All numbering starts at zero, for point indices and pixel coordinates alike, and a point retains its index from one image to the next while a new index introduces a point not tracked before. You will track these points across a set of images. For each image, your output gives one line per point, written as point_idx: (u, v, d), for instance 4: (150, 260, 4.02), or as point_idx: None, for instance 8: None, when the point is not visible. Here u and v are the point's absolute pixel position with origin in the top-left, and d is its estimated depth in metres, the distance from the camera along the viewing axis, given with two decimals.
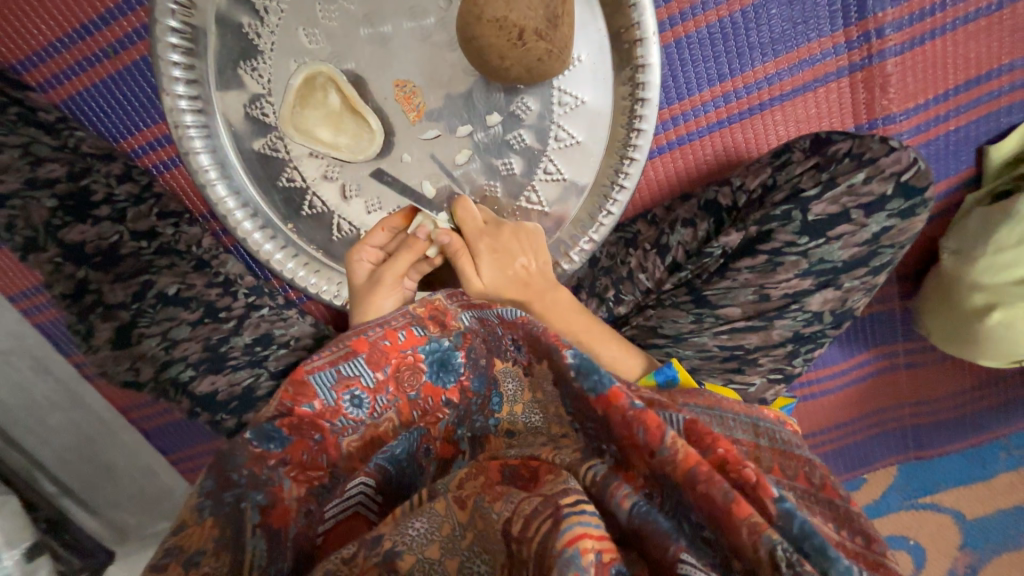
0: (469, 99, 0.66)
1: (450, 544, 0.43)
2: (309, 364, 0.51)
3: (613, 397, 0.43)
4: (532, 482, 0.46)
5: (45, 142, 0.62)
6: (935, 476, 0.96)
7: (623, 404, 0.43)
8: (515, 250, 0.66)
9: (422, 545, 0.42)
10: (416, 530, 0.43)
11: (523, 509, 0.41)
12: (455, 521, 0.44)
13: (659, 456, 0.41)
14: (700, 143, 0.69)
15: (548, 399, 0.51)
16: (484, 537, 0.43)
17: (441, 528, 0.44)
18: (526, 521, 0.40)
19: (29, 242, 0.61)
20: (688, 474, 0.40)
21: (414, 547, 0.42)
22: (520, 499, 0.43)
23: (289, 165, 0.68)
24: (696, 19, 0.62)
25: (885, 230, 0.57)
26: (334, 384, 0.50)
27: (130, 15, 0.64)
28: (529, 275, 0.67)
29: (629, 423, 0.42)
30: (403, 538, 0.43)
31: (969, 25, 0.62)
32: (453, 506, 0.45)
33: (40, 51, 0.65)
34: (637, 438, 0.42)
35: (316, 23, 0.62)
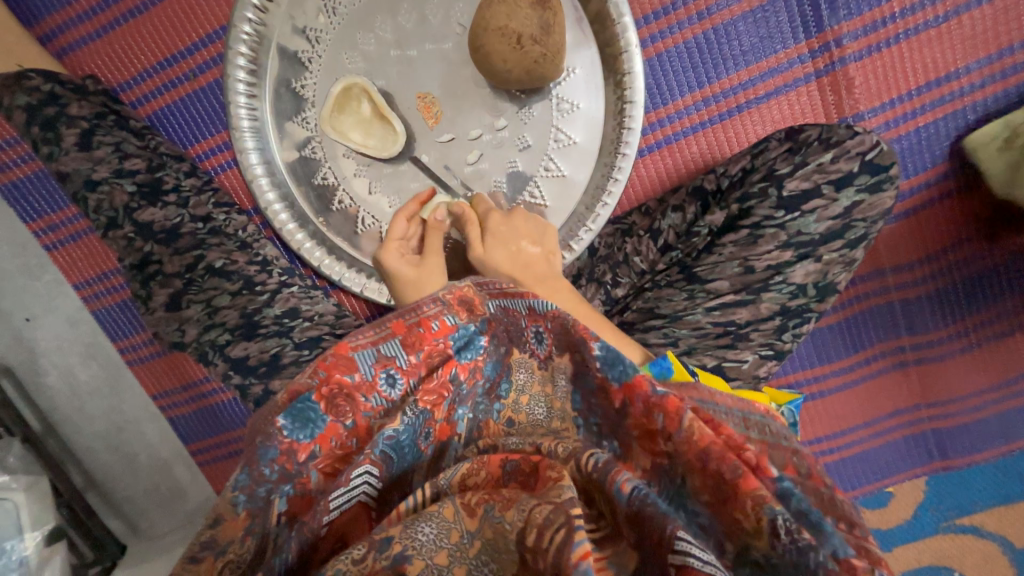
0: (480, 107, 0.76)
1: (460, 551, 0.38)
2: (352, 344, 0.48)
3: (635, 385, 0.44)
4: (535, 478, 0.42)
5: (132, 143, 0.76)
6: (971, 491, 0.89)
7: (644, 391, 0.44)
8: (522, 233, 0.72)
9: (431, 552, 0.37)
10: (425, 535, 0.38)
11: (535, 516, 0.37)
12: (464, 529, 0.39)
13: (673, 438, 0.42)
14: (686, 143, 0.77)
15: (556, 393, 0.50)
16: (494, 546, 0.39)
17: (449, 534, 0.38)
18: (540, 531, 0.36)
19: (110, 220, 0.73)
20: (701, 454, 0.40)
21: (424, 552, 0.38)
22: (531, 506, 0.38)
23: (324, 165, 0.79)
24: (673, 37, 0.73)
25: (855, 205, 0.63)
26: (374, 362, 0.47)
27: (209, 46, 0.79)
28: (534, 257, 0.71)
29: (648, 408, 0.43)
30: (412, 542, 0.38)
31: (921, 34, 0.70)
32: (461, 513, 0.40)
33: (137, 76, 0.81)
34: (653, 424, 0.43)
35: (355, 48, 0.75)
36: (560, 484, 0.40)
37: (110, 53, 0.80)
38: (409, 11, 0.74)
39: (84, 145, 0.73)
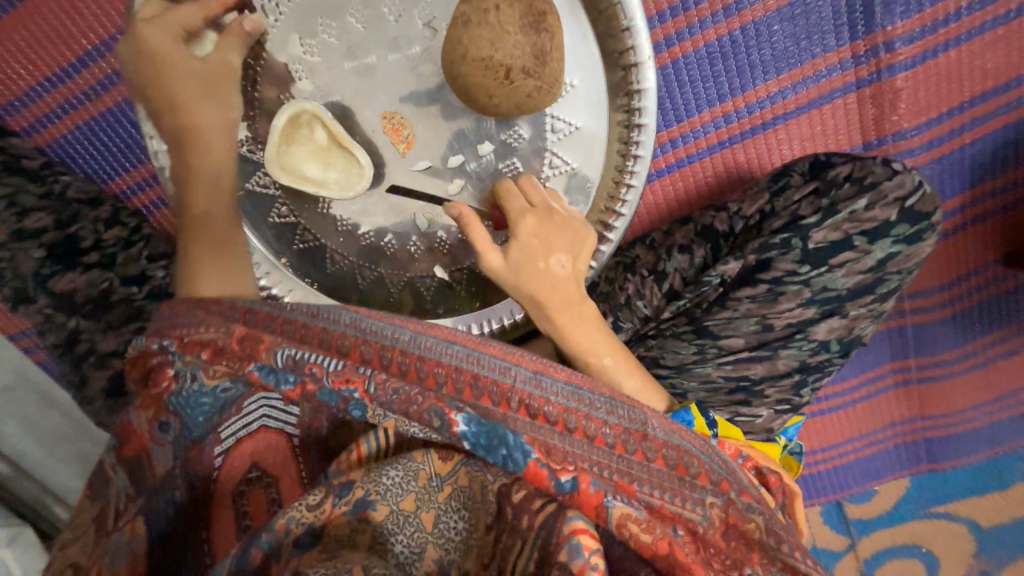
0: (460, 128, 0.64)
1: (426, 496, 0.40)
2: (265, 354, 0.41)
3: (531, 475, 0.38)
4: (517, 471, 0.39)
5: (31, 191, 0.61)
6: (951, 487, 0.93)
7: (545, 485, 0.38)
8: (552, 246, 0.59)
9: (397, 497, 0.39)
10: (391, 480, 0.40)
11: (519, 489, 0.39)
12: (436, 477, 0.41)
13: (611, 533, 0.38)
14: (700, 165, 0.66)
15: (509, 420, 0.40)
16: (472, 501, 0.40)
17: (418, 476, 0.40)
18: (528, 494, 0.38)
19: (18, 291, 0.61)
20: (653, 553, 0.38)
21: (389, 497, 0.39)
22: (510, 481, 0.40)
23: (278, 202, 0.66)
24: (692, 39, 0.60)
25: (891, 257, 0.55)
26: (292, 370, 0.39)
27: (110, 56, 0.62)
28: (561, 277, 0.59)
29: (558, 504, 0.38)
30: (377, 488, 0.39)
31: (985, 34, 0.58)
32: (434, 457, 0.41)
33: (19, 96, 0.63)
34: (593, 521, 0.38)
35: (298, 59, 0.60)
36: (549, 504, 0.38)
37: None
38: (362, 8, 0.58)
39: None
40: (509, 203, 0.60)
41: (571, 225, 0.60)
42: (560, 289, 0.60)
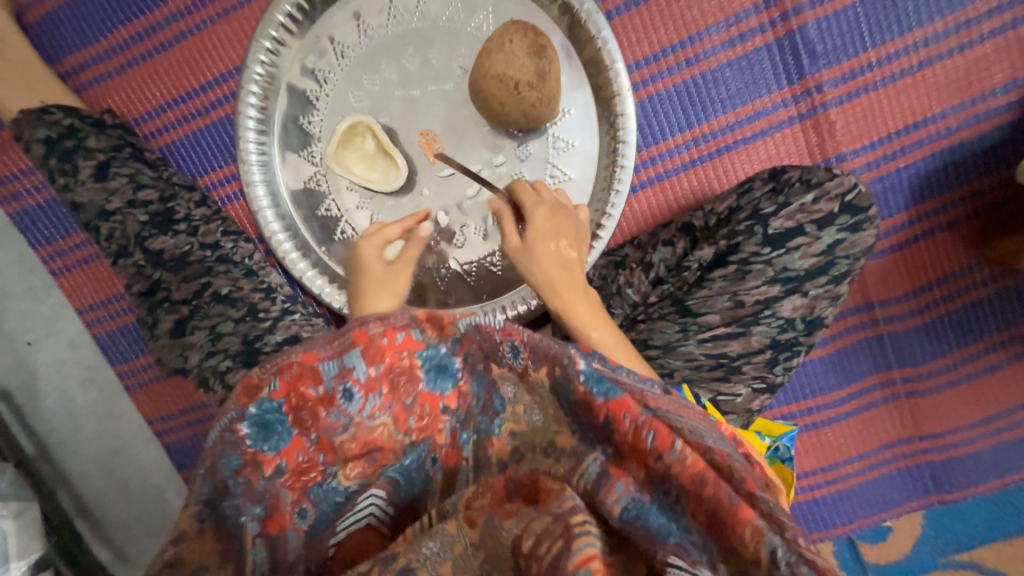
0: (480, 143, 0.80)
1: (462, 562, 0.45)
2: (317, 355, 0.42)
3: (621, 404, 0.39)
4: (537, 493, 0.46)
5: (147, 174, 0.79)
6: (969, 526, 0.87)
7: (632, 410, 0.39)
8: (560, 232, 0.68)
9: (437, 565, 0.45)
10: (430, 549, 0.46)
11: (535, 527, 0.43)
12: (467, 541, 0.46)
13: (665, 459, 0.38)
14: (676, 180, 0.80)
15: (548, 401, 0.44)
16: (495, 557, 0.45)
17: (453, 548, 0.46)
18: (537, 540, 0.42)
19: (121, 248, 0.76)
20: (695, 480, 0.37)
21: (428, 564, 0.45)
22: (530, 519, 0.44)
23: (328, 197, 0.82)
24: (663, 81, 0.77)
25: (838, 242, 0.67)
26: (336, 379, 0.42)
27: (223, 84, 0.83)
28: (572, 261, 0.66)
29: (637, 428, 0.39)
30: (418, 555, 0.45)
31: (896, 82, 0.74)
32: (464, 525, 0.47)
33: (151, 111, 0.85)
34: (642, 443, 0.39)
35: (361, 88, 0.79)
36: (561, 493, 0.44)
37: (128, 89, 0.84)
38: (413, 55, 0.78)
39: (98, 176, 0.76)
40: (525, 198, 0.69)
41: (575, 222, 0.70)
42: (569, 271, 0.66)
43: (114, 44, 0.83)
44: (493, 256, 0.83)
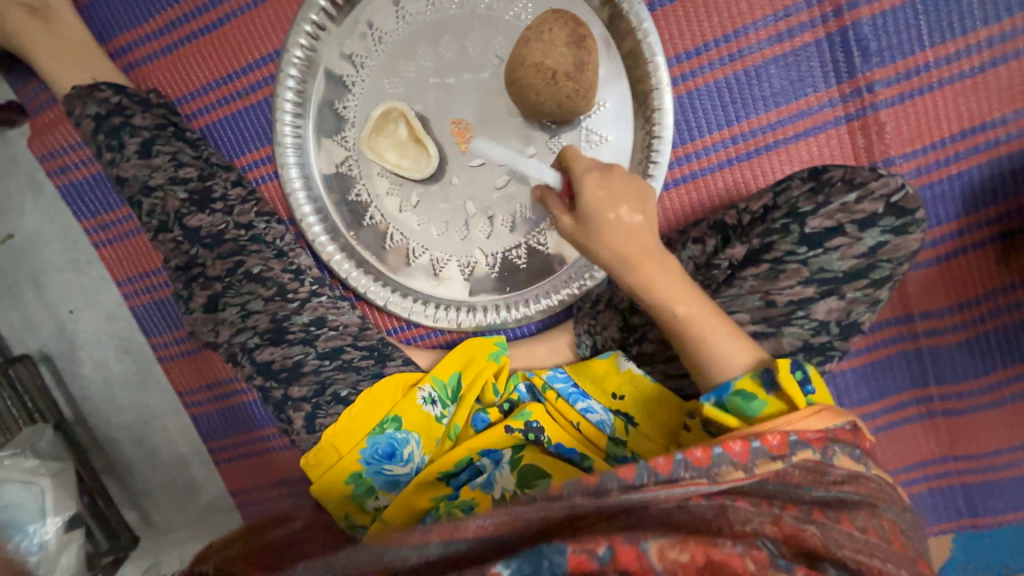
0: (512, 134, 0.79)
1: None
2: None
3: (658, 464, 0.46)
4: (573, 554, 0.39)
5: (187, 153, 0.81)
6: (1002, 555, 0.83)
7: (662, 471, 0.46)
8: (618, 198, 0.58)
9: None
10: None
11: None
12: None
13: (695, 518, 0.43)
14: (711, 179, 0.78)
15: None
16: None
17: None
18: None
19: (161, 224, 0.78)
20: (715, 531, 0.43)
21: None
22: None
23: (358, 182, 0.83)
24: (704, 76, 0.75)
25: (881, 245, 0.63)
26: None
27: (263, 67, 0.85)
28: (638, 227, 0.57)
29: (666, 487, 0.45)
30: None
31: (954, 84, 0.70)
32: None
33: (193, 92, 0.87)
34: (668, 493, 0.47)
35: (397, 74, 0.79)
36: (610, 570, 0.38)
37: (174, 70, 0.87)
38: (450, 42, 0.78)
39: (143, 153, 0.78)
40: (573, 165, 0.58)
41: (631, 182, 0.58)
42: (640, 242, 0.58)
43: (161, 26, 0.86)
44: (517, 250, 0.83)
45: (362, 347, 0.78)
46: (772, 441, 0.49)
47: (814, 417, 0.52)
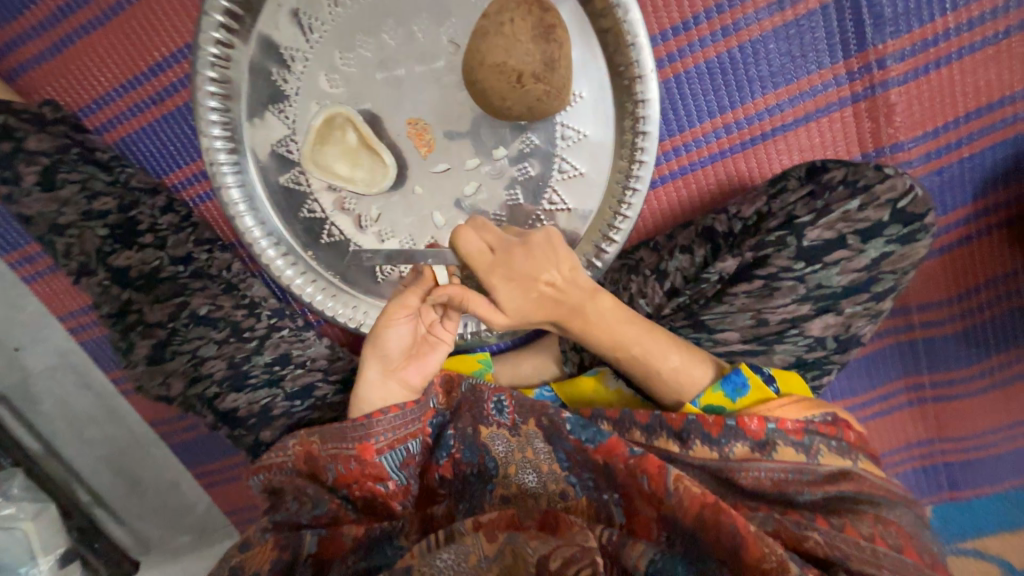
0: (477, 134, 0.69)
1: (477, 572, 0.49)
2: (376, 445, 0.59)
3: (612, 447, 0.57)
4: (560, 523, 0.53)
5: (101, 178, 0.70)
6: (977, 520, 0.86)
7: (622, 452, 0.57)
8: (535, 269, 0.58)
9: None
10: (444, 561, 0.49)
11: (559, 552, 0.48)
12: (482, 554, 0.50)
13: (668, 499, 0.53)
14: (702, 173, 0.70)
15: (540, 458, 0.60)
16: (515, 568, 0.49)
17: (467, 559, 0.50)
18: (565, 564, 0.48)
19: (83, 266, 0.68)
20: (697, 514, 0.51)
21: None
22: (556, 545, 0.49)
23: (310, 198, 0.74)
24: (694, 55, 0.64)
25: (885, 255, 0.59)
26: (400, 466, 0.60)
27: (177, 66, 0.72)
28: (560, 293, 0.59)
29: (633, 470, 0.55)
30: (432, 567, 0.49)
31: (975, 54, 0.61)
32: (480, 540, 0.51)
33: (97, 100, 0.73)
34: (641, 484, 0.55)
35: (336, 69, 0.67)
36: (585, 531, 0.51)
37: (67, 73, 0.72)
38: (395, 27, 0.65)
39: (46, 184, 0.67)
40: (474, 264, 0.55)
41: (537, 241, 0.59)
42: (567, 300, 0.60)
43: (40, 19, 0.70)
44: None
45: (335, 380, 0.73)
46: (751, 425, 0.56)
47: (789, 405, 0.58)
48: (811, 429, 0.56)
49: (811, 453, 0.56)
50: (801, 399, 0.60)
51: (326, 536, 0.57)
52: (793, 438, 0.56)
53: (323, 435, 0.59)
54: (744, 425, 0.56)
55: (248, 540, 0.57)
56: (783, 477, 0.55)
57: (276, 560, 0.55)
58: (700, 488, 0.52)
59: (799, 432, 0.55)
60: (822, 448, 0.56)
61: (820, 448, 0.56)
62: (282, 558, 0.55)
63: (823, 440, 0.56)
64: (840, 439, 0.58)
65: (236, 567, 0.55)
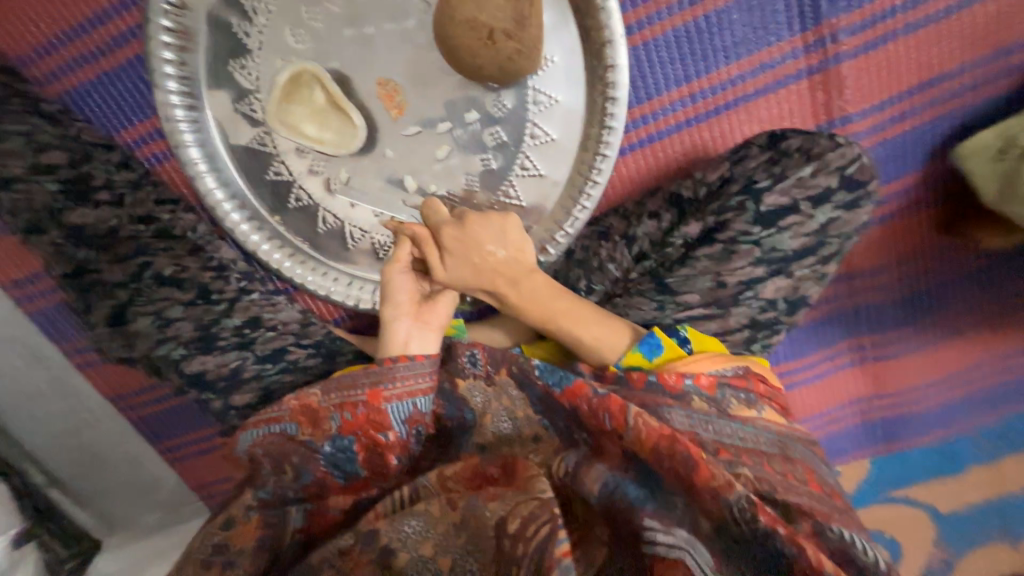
0: (449, 97, 0.69)
1: (444, 542, 0.53)
2: (387, 392, 0.60)
3: (576, 389, 0.59)
4: (514, 474, 0.57)
5: (49, 132, 0.67)
6: (907, 468, 0.94)
7: (586, 394, 0.58)
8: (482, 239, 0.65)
9: (416, 544, 0.53)
10: (411, 529, 0.54)
11: (521, 510, 0.52)
12: (449, 522, 0.54)
13: (626, 436, 0.55)
14: (667, 142, 0.72)
15: (515, 404, 0.63)
16: (478, 535, 0.53)
17: (436, 526, 0.54)
18: (524, 522, 0.50)
19: (33, 224, 0.66)
20: (654, 450, 0.54)
21: (409, 545, 0.53)
22: (516, 502, 0.53)
23: (276, 159, 0.71)
24: (662, 23, 0.66)
25: (832, 221, 0.63)
26: (405, 419, 0.60)
27: (127, 14, 0.68)
28: (500, 262, 0.65)
29: (595, 409, 0.57)
30: (399, 535, 0.54)
31: (919, 31, 0.66)
32: (447, 508, 0.56)
33: (38, 48, 0.69)
34: (602, 422, 0.57)
35: (302, 24, 0.65)
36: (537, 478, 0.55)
37: (2, 18, 0.67)
38: None
39: None
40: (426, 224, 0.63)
41: (486, 218, 0.65)
42: (506, 273, 0.66)
43: None
44: None
45: (308, 344, 0.73)
46: (668, 380, 0.60)
47: (703, 361, 0.63)
48: (723, 382, 0.61)
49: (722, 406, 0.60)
50: (715, 356, 0.65)
51: (314, 510, 0.61)
52: (707, 392, 0.60)
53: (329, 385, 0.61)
54: (664, 380, 0.60)
55: (232, 518, 0.58)
56: (703, 420, 0.58)
57: (263, 535, 0.58)
58: (656, 422, 0.55)
59: (711, 387, 0.60)
60: (732, 400, 0.61)
61: (731, 401, 0.61)
62: (268, 535, 0.58)
63: (733, 392, 0.61)
64: (750, 390, 0.62)
65: (220, 544, 0.57)
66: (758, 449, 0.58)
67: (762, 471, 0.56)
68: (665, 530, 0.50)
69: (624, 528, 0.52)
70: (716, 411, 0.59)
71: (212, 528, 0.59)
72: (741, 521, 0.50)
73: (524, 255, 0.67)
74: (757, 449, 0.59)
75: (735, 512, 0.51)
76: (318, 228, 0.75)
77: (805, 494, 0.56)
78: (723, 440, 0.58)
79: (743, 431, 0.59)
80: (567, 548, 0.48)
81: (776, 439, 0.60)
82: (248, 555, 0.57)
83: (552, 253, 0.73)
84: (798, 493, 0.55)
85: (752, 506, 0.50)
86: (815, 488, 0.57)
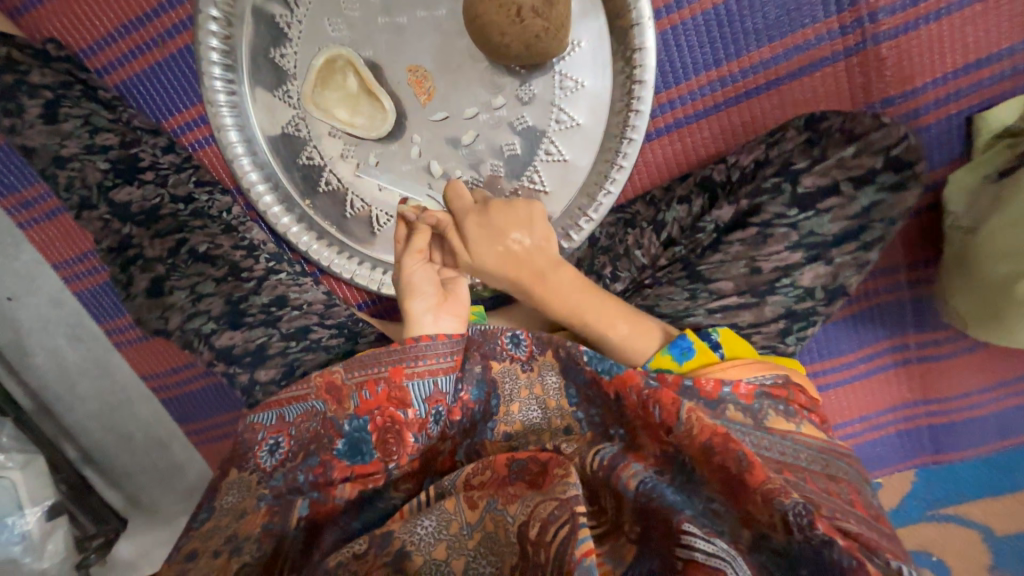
0: (476, 82, 0.70)
1: (456, 543, 0.50)
2: (408, 369, 0.59)
3: (627, 378, 0.56)
4: (542, 477, 0.53)
5: (103, 115, 0.72)
6: (958, 484, 0.88)
7: (636, 384, 0.55)
8: (506, 228, 0.66)
9: (430, 546, 0.50)
10: (425, 529, 0.51)
11: (539, 513, 0.48)
12: (464, 521, 0.52)
13: (675, 431, 0.52)
14: (696, 127, 0.72)
15: (548, 393, 0.61)
16: (494, 539, 0.50)
17: (449, 526, 0.51)
18: (544, 525, 0.46)
19: (84, 200, 0.70)
20: (703, 447, 0.51)
21: (423, 547, 0.50)
22: (535, 503, 0.49)
23: (309, 144, 0.74)
24: (690, 7, 0.66)
25: (876, 204, 0.60)
26: (425, 398, 0.59)
27: (179, 8, 0.73)
28: (523, 253, 0.67)
29: (645, 402, 0.54)
30: (412, 536, 0.51)
31: (962, 11, 0.64)
32: (463, 505, 0.53)
33: (101, 39, 0.75)
34: (651, 416, 0.54)
35: (339, 13, 0.68)
36: (565, 481, 0.50)
37: (72, 12, 0.74)
38: None
39: (49, 118, 0.69)
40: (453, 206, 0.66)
41: (512, 210, 0.67)
42: (528, 264, 0.67)
43: None
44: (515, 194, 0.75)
45: (331, 325, 0.73)
46: (706, 385, 0.56)
47: (739, 367, 0.58)
48: (761, 392, 0.57)
49: (759, 417, 0.55)
50: (750, 363, 0.60)
51: (319, 500, 0.58)
52: (744, 401, 0.56)
53: (349, 362, 0.60)
54: (699, 386, 0.56)
55: (245, 508, 0.58)
56: (742, 432, 0.52)
57: (270, 522, 0.57)
58: (709, 420, 0.52)
59: (749, 396, 0.56)
60: (770, 411, 0.56)
61: (768, 412, 0.55)
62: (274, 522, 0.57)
63: (772, 402, 0.56)
64: (788, 403, 0.57)
65: (233, 534, 0.56)
66: (799, 464, 0.52)
67: (809, 489, 0.49)
68: (705, 537, 0.45)
69: (658, 530, 0.48)
70: (754, 424, 0.54)
71: (228, 519, 0.58)
72: (797, 527, 0.45)
73: (547, 250, 0.68)
74: (799, 465, 0.52)
75: (790, 518, 0.46)
76: (345, 211, 0.77)
77: (855, 519, 0.48)
78: (762, 454, 0.51)
79: (784, 445, 0.53)
80: (591, 547, 0.43)
81: (818, 455, 0.54)
82: (255, 539, 0.55)
83: (574, 240, 0.73)
84: (849, 518, 0.48)
85: (810, 513, 0.45)
86: (861, 510, 0.51)
